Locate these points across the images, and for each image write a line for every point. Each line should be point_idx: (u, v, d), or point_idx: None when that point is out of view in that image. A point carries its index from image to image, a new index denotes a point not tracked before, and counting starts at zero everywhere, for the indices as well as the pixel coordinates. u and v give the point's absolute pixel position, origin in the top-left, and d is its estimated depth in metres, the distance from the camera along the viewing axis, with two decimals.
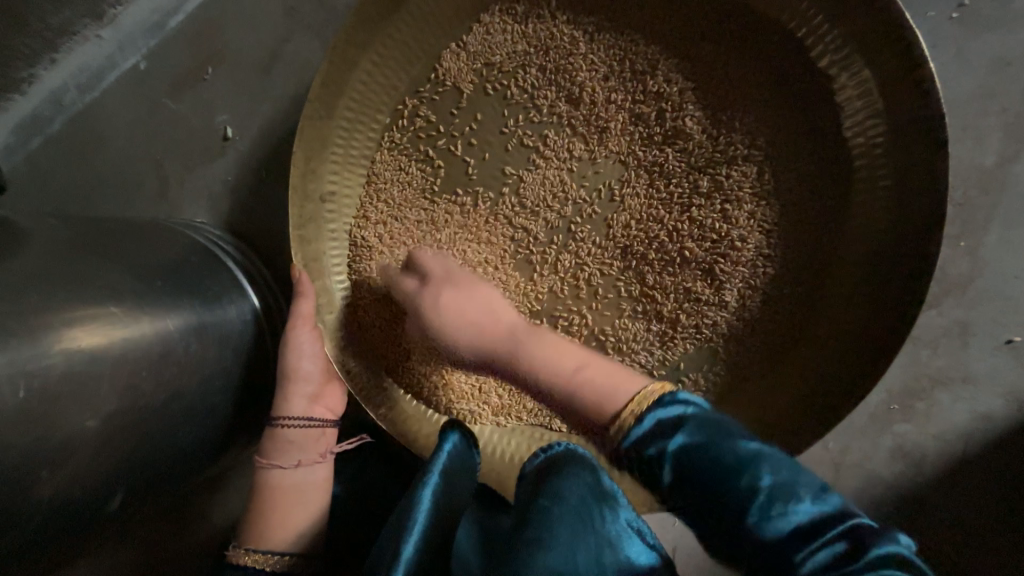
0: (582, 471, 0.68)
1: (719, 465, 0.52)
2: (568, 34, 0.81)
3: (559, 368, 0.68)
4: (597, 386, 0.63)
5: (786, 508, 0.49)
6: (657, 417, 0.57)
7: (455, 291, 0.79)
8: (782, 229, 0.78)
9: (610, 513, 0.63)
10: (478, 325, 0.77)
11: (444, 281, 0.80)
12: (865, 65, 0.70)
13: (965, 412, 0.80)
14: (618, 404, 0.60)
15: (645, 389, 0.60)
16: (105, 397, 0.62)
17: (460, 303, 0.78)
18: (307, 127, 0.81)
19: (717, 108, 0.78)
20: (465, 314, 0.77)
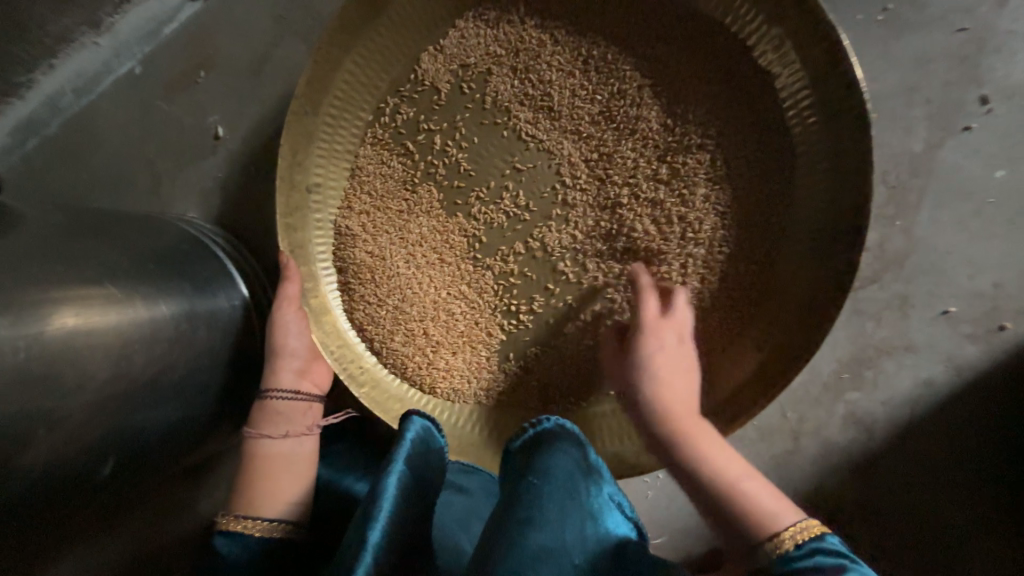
0: (570, 448, 0.72)
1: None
2: (536, 37, 0.89)
3: (722, 470, 0.65)
4: (763, 506, 0.61)
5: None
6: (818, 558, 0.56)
7: (673, 342, 0.76)
8: (735, 212, 0.84)
9: (594, 487, 0.69)
10: (669, 376, 0.74)
11: (673, 328, 0.78)
12: (800, 61, 0.79)
13: (910, 378, 0.87)
14: (784, 521, 0.59)
15: (799, 525, 0.59)
16: (100, 365, 0.65)
17: (673, 371, 0.74)
18: (293, 122, 0.87)
19: (673, 103, 0.85)
20: (674, 383, 0.73)
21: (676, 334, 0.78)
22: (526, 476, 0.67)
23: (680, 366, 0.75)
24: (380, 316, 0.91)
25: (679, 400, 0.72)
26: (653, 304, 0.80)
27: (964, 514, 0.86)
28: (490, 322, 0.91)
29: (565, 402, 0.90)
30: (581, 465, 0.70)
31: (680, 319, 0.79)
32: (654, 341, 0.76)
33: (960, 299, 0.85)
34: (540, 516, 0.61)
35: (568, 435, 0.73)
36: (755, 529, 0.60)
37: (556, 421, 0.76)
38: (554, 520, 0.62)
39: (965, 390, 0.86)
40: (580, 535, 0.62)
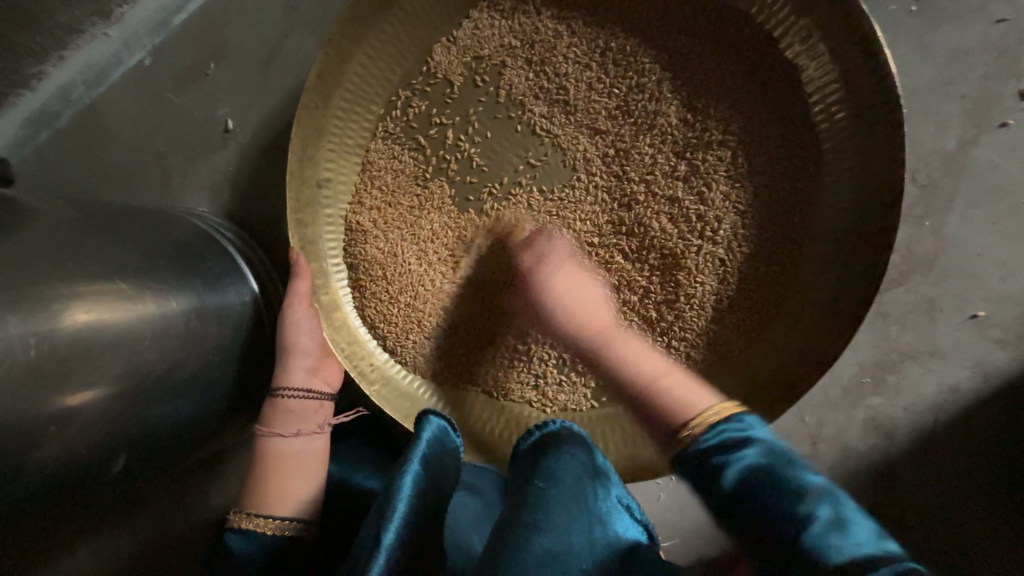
0: (579, 450, 0.72)
1: (772, 478, 0.55)
2: (553, 29, 0.86)
3: (641, 371, 0.76)
4: (674, 398, 0.70)
5: (839, 539, 0.49)
6: (723, 436, 0.61)
7: (573, 279, 0.84)
8: (757, 211, 0.82)
9: (602, 491, 0.69)
10: (575, 308, 0.83)
11: (557, 260, 0.85)
12: (828, 54, 0.75)
13: (934, 384, 0.84)
14: (695, 413, 0.66)
15: (714, 409, 0.65)
16: (112, 363, 0.65)
17: (580, 302, 0.83)
18: (304, 115, 0.85)
19: (693, 97, 0.83)
20: (580, 310, 0.83)
21: (576, 271, 0.85)
22: (533, 481, 0.67)
23: (593, 297, 0.84)
24: (390, 313, 0.90)
25: (595, 322, 0.82)
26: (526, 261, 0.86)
27: (987, 523, 0.83)
28: (503, 320, 0.90)
29: (581, 403, 0.90)
30: (589, 467, 0.71)
31: (556, 252, 0.85)
32: (549, 270, 0.84)
33: (990, 303, 0.82)
34: (547, 520, 0.60)
35: (575, 438, 0.73)
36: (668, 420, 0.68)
37: (563, 423, 0.77)
38: (560, 525, 0.61)
39: (991, 397, 0.83)
40: (588, 539, 0.62)
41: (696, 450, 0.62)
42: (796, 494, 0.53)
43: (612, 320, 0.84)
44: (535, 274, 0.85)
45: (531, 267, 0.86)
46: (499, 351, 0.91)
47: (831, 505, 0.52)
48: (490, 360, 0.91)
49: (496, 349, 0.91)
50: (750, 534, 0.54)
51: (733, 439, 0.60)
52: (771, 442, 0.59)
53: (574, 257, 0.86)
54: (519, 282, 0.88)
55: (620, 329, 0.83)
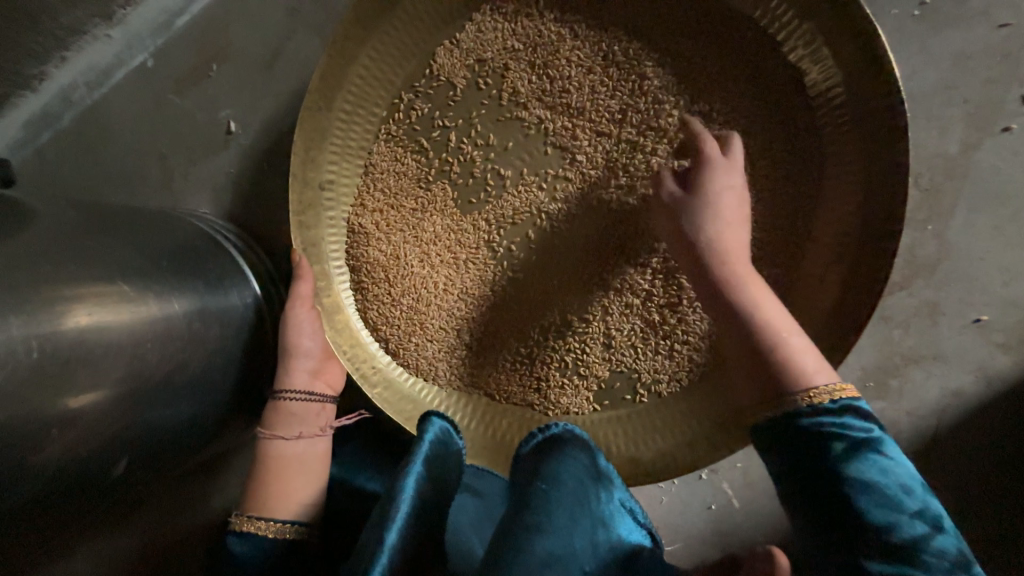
0: (581, 453, 0.73)
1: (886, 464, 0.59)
2: (556, 31, 0.86)
3: (769, 321, 0.71)
4: (801, 362, 0.67)
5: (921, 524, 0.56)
6: (847, 414, 0.62)
7: (733, 185, 0.75)
8: (760, 215, 0.82)
9: (604, 494, 0.70)
10: (728, 225, 0.75)
11: (730, 169, 0.75)
12: (832, 58, 0.75)
13: (937, 388, 0.84)
14: (817, 382, 0.65)
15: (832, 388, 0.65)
16: (113, 366, 0.64)
17: (734, 216, 0.75)
18: (307, 118, 0.85)
19: (697, 100, 0.82)
20: (734, 226, 0.75)
21: (739, 177, 0.76)
22: (536, 481, 0.66)
23: (733, 211, 0.75)
24: (393, 315, 0.90)
25: (733, 244, 0.75)
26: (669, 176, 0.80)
27: (990, 527, 0.83)
28: (505, 323, 0.90)
29: (583, 406, 0.89)
30: (591, 470, 0.72)
31: (735, 156, 0.76)
32: (723, 177, 0.75)
33: (992, 307, 0.82)
34: (549, 522, 0.60)
35: (577, 442, 0.74)
36: (790, 382, 0.66)
37: (565, 426, 0.78)
38: (563, 527, 0.61)
39: (994, 401, 0.83)
40: (590, 542, 0.62)
41: (811, 416, 0.62)
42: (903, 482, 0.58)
43: (745, 250, 0.76)
44: (706, 171, 0.75)
45: (706, 160, 0.75)
46: (503, 354, 0.91)
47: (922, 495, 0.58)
48: (493, 363, 0.91)
49: (499, 351, 0.91)
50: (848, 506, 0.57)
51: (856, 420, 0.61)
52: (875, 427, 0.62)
53: (735, 161, 0.76)
54: (677, 204, 0.77)
55: (749, 266, 0.75)
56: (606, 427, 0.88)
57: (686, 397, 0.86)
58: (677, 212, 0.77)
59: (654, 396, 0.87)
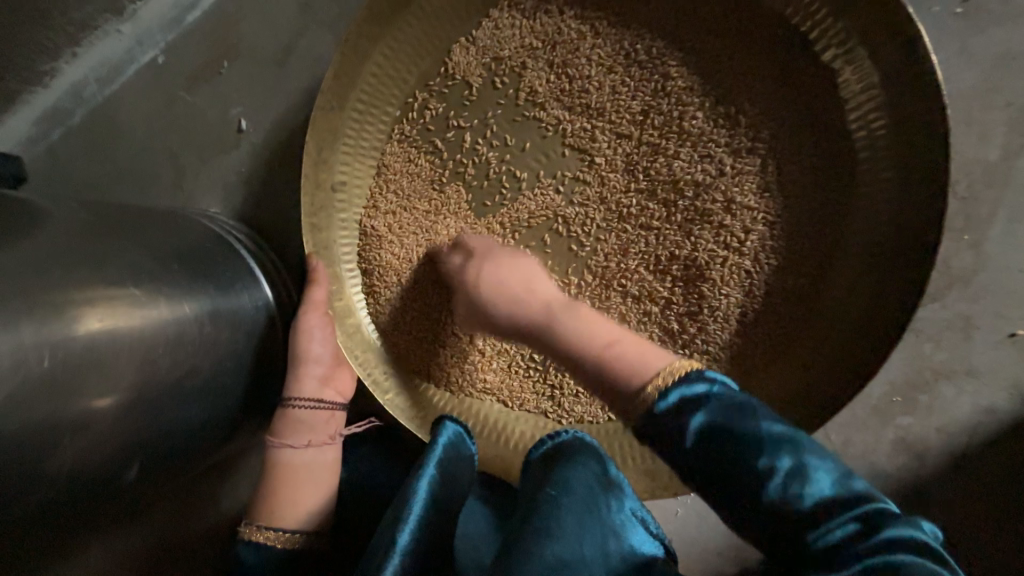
0: (590, 461, 0.70)
1: (731, 437, 0.52)
2: (576, 29, 0.83)
3: (589, 342, 0.66)
4: (631, 361, 0.61)
5: (799, 484, 0.49)
6: (683, 396, 0.55)
7: (499, 260, 0.81)
8: (786, 222, 0.79)
9: (616, 503, 0.66)
10: (510, 287, 0.77)
11: (488, 254, 0.82)
12: (868, 59, 0.72)
13: (968, 404, 0.81)
14: (648, 374, 0.58)
15: (671, 369, 0.57)
16: (125, 372, 0.63)
17: (510, 280, 0.78)
18: (320, 118, 0.83)
19: (723, 102, 0.79)
20: (510, 285, 0.77)
21: (494, 253, 0.82)
22: (544, 488, 0.65)
23: (529, 276, 0.79)
24: (406, 320, 0.89)
25: (533, 297, 0.75)
26: (457, 258, 0.84)
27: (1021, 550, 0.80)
28: None
29: (598, 415, 0.87)
30: (601, 478, 0.68)
31: (481, 246, 0.83)
32: (479, 261, 0.81)
33: None
34: (559, 528, 0.59)
35: (587, 449, 0.71)
36: (626, 384, 0.59)
37: (575, 434, 0.76)
38: (572, 533, 0.60)
39: None
40: (601, 551, 0.60)
41: (658, 409, 0.56)
42: (753, 450, 0.51)
43: (552, 292, 0.77)
44: (469, 265, 0.82)
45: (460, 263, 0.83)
46: (515, 361, 0.89)
47: (792, 452, 0.51)
48: (505, 370, 0.89)
49: (511, 358, 0.89)
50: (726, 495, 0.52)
51: (689, 406, 0.54)
52: (721, 391, 0.55)
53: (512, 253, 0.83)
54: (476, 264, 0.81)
55: (568, 300, 0.75)
56: (621, 438, 0.86)
57: None
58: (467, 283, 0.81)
59: None
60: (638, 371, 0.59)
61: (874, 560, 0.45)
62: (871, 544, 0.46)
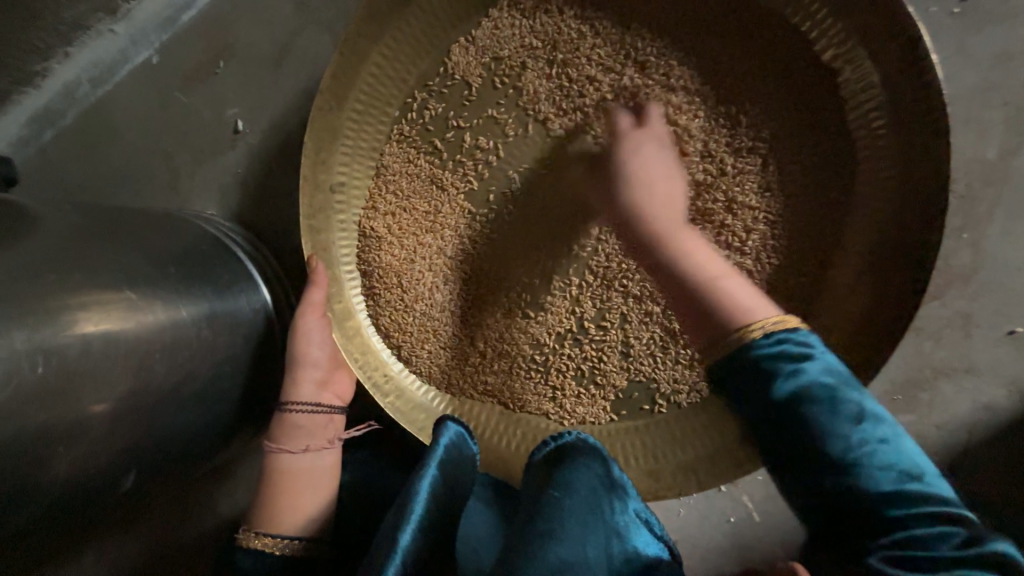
0: (594, 462, 0.71)
1: (836, 400, 0.59)
2: (576, 29, 0.83)
3: (702, 270, 0.68)
4: (737, 301, 0.65)
5: (889, 469, 0.56)
6: (786, 347, 0.61)
7: (654, 151, 0.78)
8: (787, 221, 0.79)
9: (618, 504, 0.67)
10: (649, 186, 0.76)
11: (644, 139, 0.79)
12: (869, 58, 0.72)
13: (968, 402, 0.81)
14: (753, 317, 0.63)
15: (775, 320, 0.63)
16: (119, 378, 0.62)
17: (653, 179, 0.76)
18: (318, 119, 0.82)
19: (724, 101, 0.79)
20: (646, 190, 0.75)
21: (662, 148, 0.79)
22: (547, 490, 0.66)
23: (666, 184, 0.76)
24: (407, 322, 0.88)
25: (657, 205, 0.74)
26: (626, 121, 0.80)
27: None
28: (520, 330, 0.88)
29: (600, 416, 0.87)
30: (605, 479, 0.70)
31: (655, 127, 0.79)
32: (631, 148, 0.78)
33: None
34: (562, 530, 0.60)
35: (591, 449, 0.72)
36: (726, 320, 0.64)
37: (578, 434, 0.76)
38: (575, 535, 0.60)
39: None
40: (604, 553, 0.60)
41: (752, 355, 0.62)
42: (854, 420, 0.58)
43: (682, 215, 0.75)
44: (615, 150, 0.79)
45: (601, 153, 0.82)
46: (517, 362, 0.88)
47: (894, 438, 0.57)
48: (505, 372, 0.88)
49: (513, 358, 0.88)
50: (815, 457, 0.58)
51: (796, 355, 0.61)
52: (832, 361, 0.61)
53: (660, 142, 0.79)
54: (603, 181, 0.79)
55: (687, 226, 0.74)
56: (624, 439, 0.86)
57: (705, 409, 0.84)
58: (559, 225, 0.86)
59: (674, 407, 0.85)
60: (742, 313, 0.64)
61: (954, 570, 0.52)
62: (960, 553, 0.52)
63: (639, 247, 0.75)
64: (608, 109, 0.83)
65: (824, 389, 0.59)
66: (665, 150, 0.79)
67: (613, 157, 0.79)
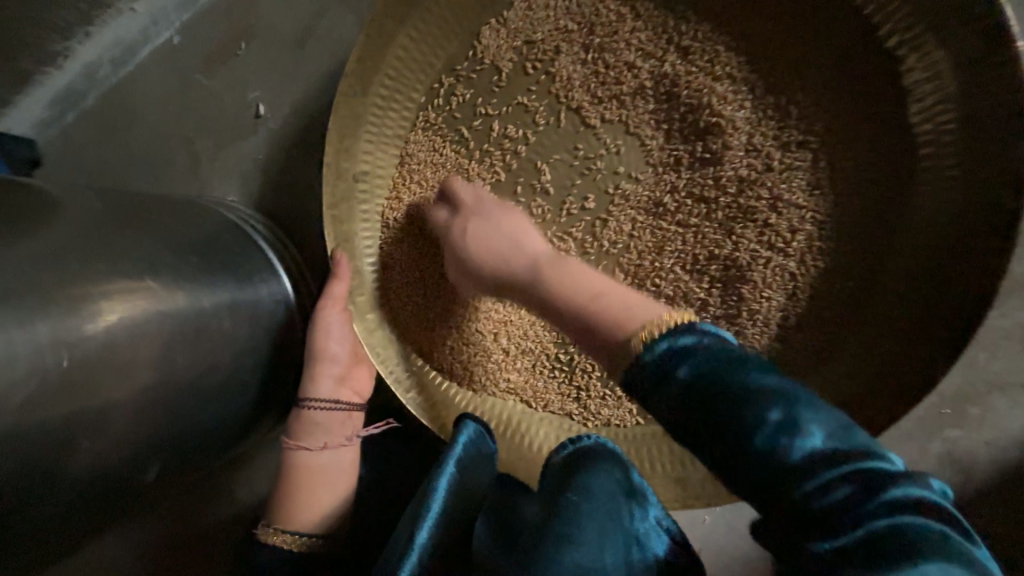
0: (614, 467, 0.65)
1: (720, 377, 0.42)
2: (616, 10, 0.78)
3: (578, 293, 0.60)
4: (609, 313, 0.54)
5: (793, 442, 0.39)
6: (674, 344, 0.46)
7: (485, 216, 0.78)
8: (836, 221, 0.74)
9: (641, 512, 0.62)
10: (492, 249, 0.75)
11: (478, 206, 0.79)
12: (938, 47, 0.67)
13: (1022, 419, 0.76)
14: (634, 328, 0.49)
15: (663, 319, 0.49)
16: (142, 371, 0.61)
17: (491, 234, 0.76)
18: (342, 104, 0.79)
19: (773, 91, 0.74)
20: (491, 243, 0.75)
21: (488, 208, 0.79)
22: (564, 493, 0.62)
23: (512, 233, 0.76)
24: (430, 316, 0.86)
25: (529, 249, 0.73)
26: (444, 211, 0.81)
27: None
28: (544, 328, 0.85)
29: (626, 419, 0.84)
30: (626, 485, 0.64)
31: (465, 198, 0.80)
32: (476, 216, 0.78)
33: None
34: (579, 535, 0.58)
35: (609, 454, 0.66)
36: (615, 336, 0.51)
37: (596, 438, 0.71)
38: (594, 540, 0.58)
39: None
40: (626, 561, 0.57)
41: (636, 362, 0.47)
42: (753, 403, 0.41)
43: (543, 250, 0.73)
44: (453, 221, 0.79)
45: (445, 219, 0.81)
46: (541, 361, 0.85)
47: (790, 402, 0.40)
48: (528, 372, 0.86)
49: (537, 357, 0.85)
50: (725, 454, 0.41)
51: (673, 349, 0.46)
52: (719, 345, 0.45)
53: (491, 204, 0.80)
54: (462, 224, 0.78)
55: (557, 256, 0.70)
56: (651, 443, 0.83)
57: None
58: (453, 238, 0.78)
59: None
60: (617, 326, 0.52)
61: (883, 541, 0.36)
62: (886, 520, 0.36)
63: (506, 276, 0.73)
64: (446, 184, 0.82)
65: (710, 376, 0.43)
66: (515, 213, 0.79)
67: (449, 235, 0.79)
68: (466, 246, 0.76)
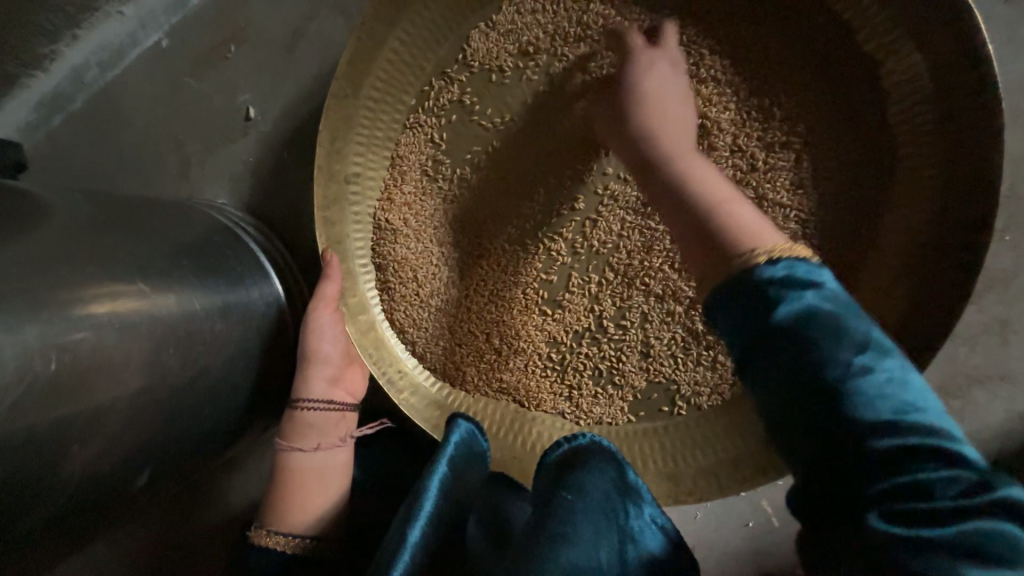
0: (607, 466, 0.68)
1: (837, 322, 0.46)
2: (603, 15, 0.79)
3: (705, 189, 0.61)
4: (738, 227, 0.55)
5: (893, 400, 0.43)
6: (795, 270, 0.49)
7: (659, 80, 0.72)
8: (820, 220, 0.76)
9: (634, 508, 0.63)
10: (645, 108, 0.70)
11: (660, 75, 0.73)
12: (916, 49, 0.68)
13: (1001, 412, 0.78)
14: (762, 243, 0.52)
15: (788, 247, 0.51)
16: (132, 375, 0.60)
17: (652, 101, 0.71)
18: (333, 107, 0.79)
19: (757, 93, 0.76)
20: (646, 115, 0.70)
21: (671, 75, 0.73)
22: (559, 491, 0.62)
23: (666, 108, 0.71)
24: (422, 317, 0.86)
25: (666, 134, 0.69)
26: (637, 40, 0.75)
27: None
28: (536, 328, 0.85)
29: (617, 417, 0.85)
30: (618, 483, 0.66)
31: (663, 53, 0.74)
32: (634, 70, 0.73)
33: None
34: (575, 533, 0.57)
35: (604, 452, 0.70)
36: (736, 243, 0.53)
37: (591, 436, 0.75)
38: (588, 539, 0.57)
39: None
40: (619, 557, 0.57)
41: (758, 275, 0.49)
42: (859, 348, 0.45)
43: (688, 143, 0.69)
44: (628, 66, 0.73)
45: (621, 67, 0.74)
46: (534, 360, 0.85)
47: (898, 364, 0.45)
48: (522, 372, 0.85)
49: (529, 356, 0.85)
50: (811, 389, 0.44)
51: (809, 280, 0.48)
52: (836, 288, 0.48)
53: (667, 72, 0.73)
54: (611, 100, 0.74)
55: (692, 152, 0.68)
56: (642, 440, 0.84)
57: (727, 412, 0.82)
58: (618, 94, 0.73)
59: (695, 410, 0.83)
60: (744, 239, 0.54)
61: (964, 528, 0.38)
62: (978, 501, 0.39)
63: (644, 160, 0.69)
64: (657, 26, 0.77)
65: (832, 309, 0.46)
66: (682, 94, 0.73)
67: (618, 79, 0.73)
68: (628, 100, 0.71)
